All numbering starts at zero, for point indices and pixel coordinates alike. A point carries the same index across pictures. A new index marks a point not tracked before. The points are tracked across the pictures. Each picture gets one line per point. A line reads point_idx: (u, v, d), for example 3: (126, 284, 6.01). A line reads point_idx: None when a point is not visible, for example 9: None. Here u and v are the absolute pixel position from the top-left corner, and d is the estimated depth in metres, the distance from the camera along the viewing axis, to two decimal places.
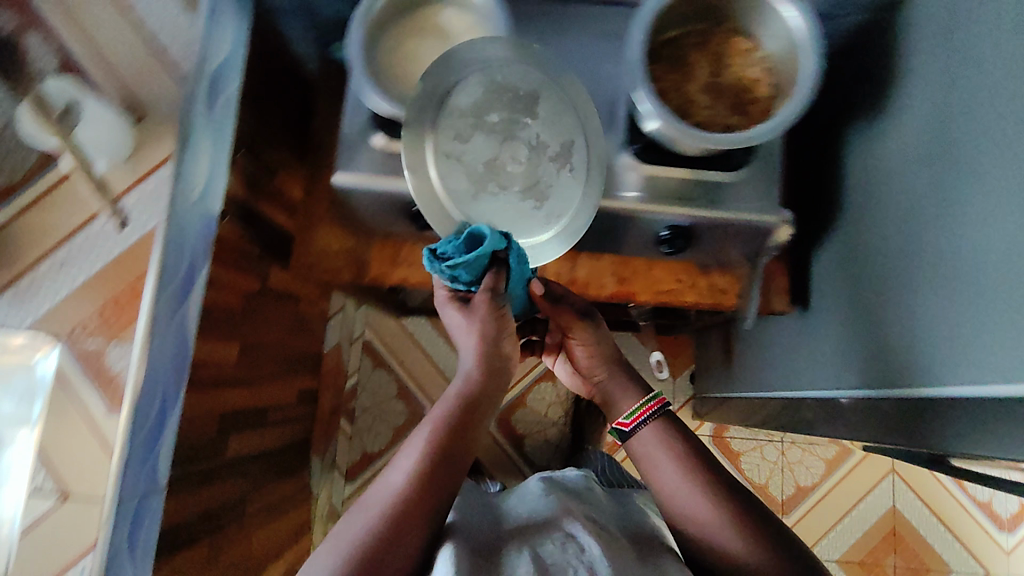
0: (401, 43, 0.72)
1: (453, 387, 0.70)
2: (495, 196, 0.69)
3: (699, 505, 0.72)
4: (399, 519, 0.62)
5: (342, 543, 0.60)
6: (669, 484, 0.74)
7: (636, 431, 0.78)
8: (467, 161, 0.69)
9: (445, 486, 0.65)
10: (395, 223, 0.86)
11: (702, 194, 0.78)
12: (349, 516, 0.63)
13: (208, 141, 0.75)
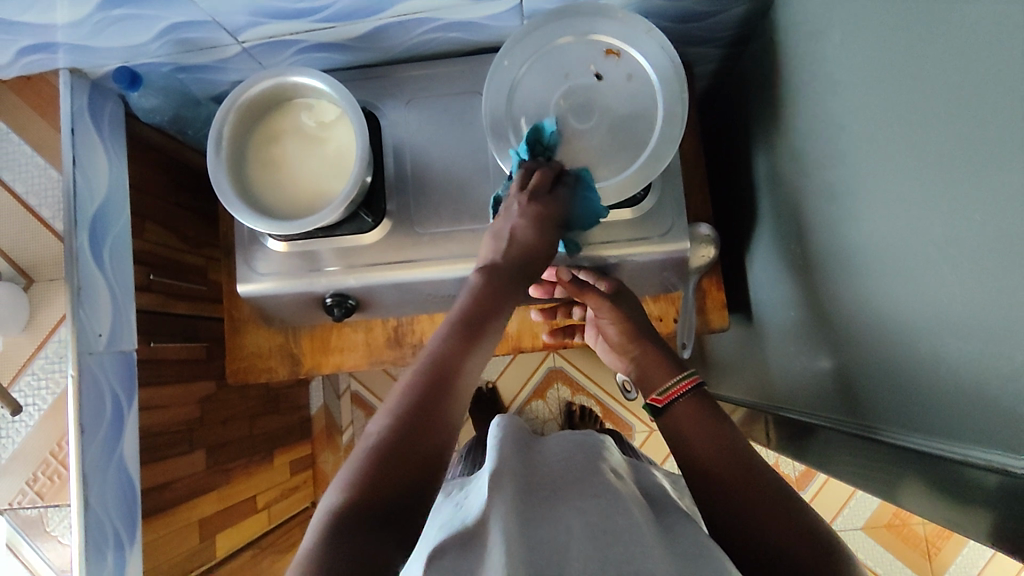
0: (269, 144, 0.74)
1: (470, 282, 0.59)
2: (384, 267, 0.77)
3: (712, 451, 0.59)
4: (429, 397, 0.50)
5: (379, 428, 0.49)
6: (682, 440, 0.62)
7: (669, 408, 0.65)
8: (325, 256, 0.78)
9: (472, 363, 0.54)
10: (316, 313, 0.85)
11: (621, 232, 0.74)
12: (386, 398, 0.52)
13: (102, 291, 0.75)
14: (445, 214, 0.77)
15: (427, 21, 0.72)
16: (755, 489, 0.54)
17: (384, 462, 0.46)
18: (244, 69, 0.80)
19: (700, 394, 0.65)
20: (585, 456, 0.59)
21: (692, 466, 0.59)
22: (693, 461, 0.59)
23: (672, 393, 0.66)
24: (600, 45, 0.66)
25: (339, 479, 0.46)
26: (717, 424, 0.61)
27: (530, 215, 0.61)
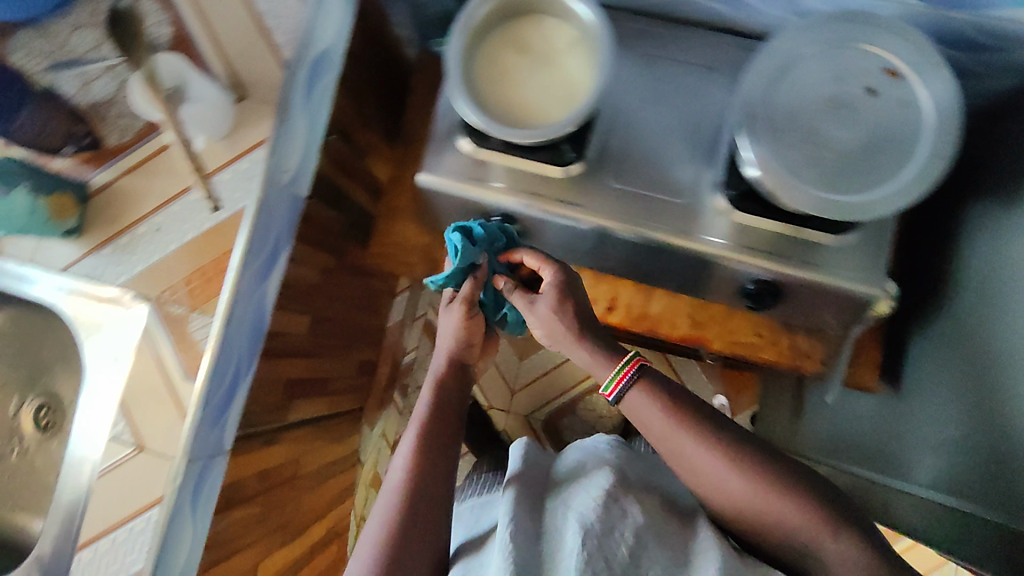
0: (504, 48, 0.73)
1: (422, 400, 0.73)
2: (562, 206, 0.76)
3: (772, 497, 0.60)
4: (410, 508, 0.63)
5: (369, 544, 0.62)
6: (714, 483, 0.63)
7: (619, 400, 0.66)
8: (509, 175, 0.78)
9: (445, 469, 0.67)
10: (470, 226, 0.85)
11: (795, 251, 0.71)
12: (372, 512, 0.65)
13: (300, 128, 0.75)
14: (646, 176, 0.76)
15: None
16: (812, 530, 0.59)
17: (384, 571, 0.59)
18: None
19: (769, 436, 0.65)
20: (558, 491, 0.71)
21: (741, 508, 0.62)
22: (749, 510, 0.61)
23: (613, 391, 0.66)
24: (885, 60, 0.62)
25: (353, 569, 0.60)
26: (750, 458, 0.62)
27: (462, 337, 0.76)
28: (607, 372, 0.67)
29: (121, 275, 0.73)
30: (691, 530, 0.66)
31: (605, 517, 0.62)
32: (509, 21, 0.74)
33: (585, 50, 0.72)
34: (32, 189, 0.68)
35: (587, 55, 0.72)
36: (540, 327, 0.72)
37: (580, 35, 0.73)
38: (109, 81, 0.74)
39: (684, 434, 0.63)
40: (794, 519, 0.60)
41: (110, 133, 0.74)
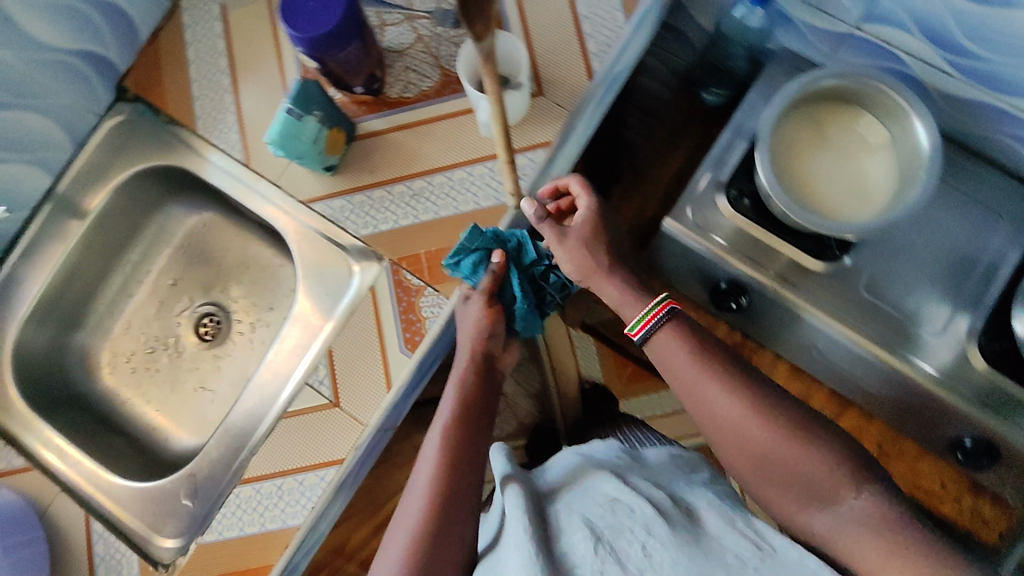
0: (811, 129, 0.71)
1: (446, 397, 0.60)
2: (802, 297, 0.74)
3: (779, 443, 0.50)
4: (443, 520, 0.51)
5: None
6: (732, 434, 0.52)
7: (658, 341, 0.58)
8: (758, 250, 0.75)
9: (469, 492, 0.53)
10: (691, 285, 0.85)
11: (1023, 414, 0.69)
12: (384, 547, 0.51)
13: None
14: (900, 298, 0.73)
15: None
16: (825, 479, 0.48)
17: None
18: (809, 44, 0.77)
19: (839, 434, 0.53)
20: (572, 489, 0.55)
21: (764, 466, 0.51)
22: (768, 462, 0.51)
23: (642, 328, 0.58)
24: None
25: None
26: (774, 401, 0.52)
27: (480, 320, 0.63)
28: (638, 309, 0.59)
29: (364, 226, 0.70)
30: (697, 523, 0.48)
31: (615, 521, 0.47)
32: (824, 101, 0.71)
33: (893, 159, 0.69)
34: (321, 121, 0.65)
35: (896, 161, 0.69)
36: (569, 264, 0.62)
37: (895, 139, 0.69)
38: (408, 34, 0.73)
39: (699, 367, 0.55)
40: (815, 473, 0.49)
41: (394, 84, 0.72)
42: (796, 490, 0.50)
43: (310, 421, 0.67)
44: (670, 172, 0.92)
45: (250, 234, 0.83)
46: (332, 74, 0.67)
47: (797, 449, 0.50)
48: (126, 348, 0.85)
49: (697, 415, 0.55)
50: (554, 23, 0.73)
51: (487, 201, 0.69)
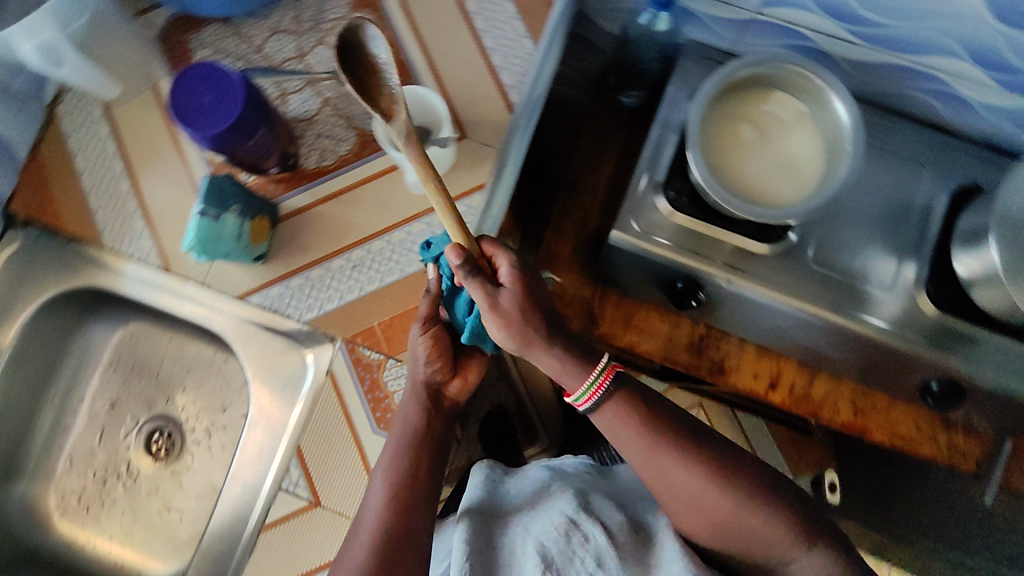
0: (736, 117, 0.71)
1: (392, 437, 0.63)
2: (755, 279, 0.75)
3: (725, 498, 0.60)
4: (393, 554, 0.55)
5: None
6: (693, 502, 0.61)
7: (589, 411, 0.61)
8: (704, 243, 0.76)
9: (419, 522, 0.59)
10: (646, 288, 0.84)
11: (970, 346, 0.73)
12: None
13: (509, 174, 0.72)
14: (847, 260, 0.76)
15: (931, 79, 0.73)
16: (778, 542, 0.60)
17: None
18: (713, 34, 0.78)
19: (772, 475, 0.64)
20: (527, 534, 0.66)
21: (720, 531, 0.61)
22: (722, 527, 0.60)
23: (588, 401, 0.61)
24: None
25: None
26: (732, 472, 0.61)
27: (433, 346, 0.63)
28: (583, 383, 0.60)
29: (308, 310, 0.67)
30: (646, 550, 0.66)
31: (567, 549, 0.62)
32: (741, 89, 0.72)
33: (816, 132, 0.71)
34: (241, 215, 0.61)
35: (820, 133, 0.71)
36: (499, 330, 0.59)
37: (813, 112, 0.71)
38: (313, 98, 0.70)
39: (642, 445, 0.61)
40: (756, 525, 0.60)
41: (309, 154, 0.69)
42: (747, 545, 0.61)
43: (287, 532, 0.68)
44: (604, 177, 0.91)
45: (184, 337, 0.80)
46: (242, 162, 0.63)
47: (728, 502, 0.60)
48: (71, 486, 0.89)
49: (654, 480, 0.62)
50: (462, 60, 0.71)
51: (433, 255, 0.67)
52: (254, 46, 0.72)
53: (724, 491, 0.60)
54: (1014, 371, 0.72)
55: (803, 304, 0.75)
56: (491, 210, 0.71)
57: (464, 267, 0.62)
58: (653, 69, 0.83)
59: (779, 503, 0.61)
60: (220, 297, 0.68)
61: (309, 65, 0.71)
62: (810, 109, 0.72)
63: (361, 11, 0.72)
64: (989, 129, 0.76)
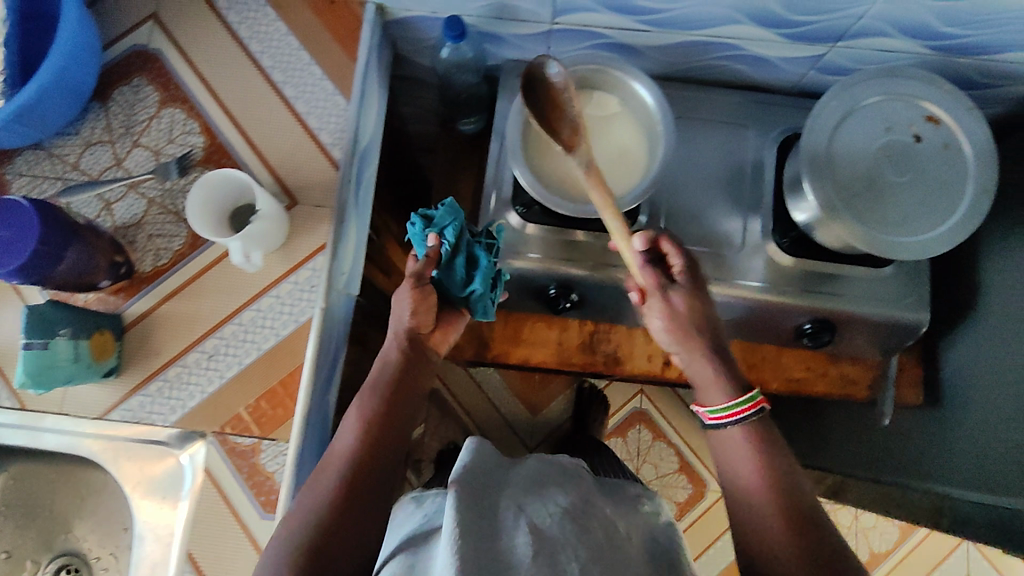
0: None
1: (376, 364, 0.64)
2: (612, 269, 0.77)
3: (761, 505, 0.53)
4: (349, 492, 0.55)
5: (293, 524, 0.54)
6: (730, 467, 0.57)
7: (724, 427, 0.57)
8: (558, 248, 0.77)
9: (384, 469, 0.58)
10: (524, 302, 0.85)
11: (823, 285, 0.76)
12: (303, 493, 0.56)
13: (353, 228, 0.73)
14: (698, 230, 0.78)
15: (729, 48, 0.74)
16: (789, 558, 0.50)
17: (306, 555, 0.51)
18: (522, 50, 0.78)
19: (763, 422, 0.57)
20: (515, 490, 0.60)
21: (742, 511, 0.54)
22: (747, 523, 0.53)
23: (726, 415, 0.57)
24: (923, 108, 0.66)
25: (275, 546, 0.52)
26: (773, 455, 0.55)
27: (417, 305, 0.64)
28: (733, 400, 0.57)
29: (172, 412, 0.66)
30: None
31: (561, 535, 0.53)
32: None
33: (628, 116, 0.73)
34: (74, 336, 0.60)
35: (632, 117, 0.72)
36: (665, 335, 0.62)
37: (620, 98, 0.73)
38: (138, 202, 0.69)
39: (760, 479, 0.54)
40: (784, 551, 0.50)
41: (145, 257, 0.68)
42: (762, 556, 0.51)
43: None
44: (467, 206, 0.92)
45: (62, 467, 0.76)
46: (64, 285, 0.61)
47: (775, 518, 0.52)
48: None
49: (728, 491, 0.57)
50: (277, 131, 0.70)
51: (288, 327, 0.67)
52: (69, 163, 0.70)
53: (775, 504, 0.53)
54: (869, 298, 0.76)
55: (661, 280, 0.77)
56: (343, 267, 0.72)
57: (457, 235, 0.66)
58: (482, 93, 0.84)
59: (795, 500, 0.53)
60: (81, 421, 0.67)
61: (128, 169, 0.70)
62: (616, 96, 0.73)
63: (170, 105, 0.71)
64: (795, 80, 0.80)
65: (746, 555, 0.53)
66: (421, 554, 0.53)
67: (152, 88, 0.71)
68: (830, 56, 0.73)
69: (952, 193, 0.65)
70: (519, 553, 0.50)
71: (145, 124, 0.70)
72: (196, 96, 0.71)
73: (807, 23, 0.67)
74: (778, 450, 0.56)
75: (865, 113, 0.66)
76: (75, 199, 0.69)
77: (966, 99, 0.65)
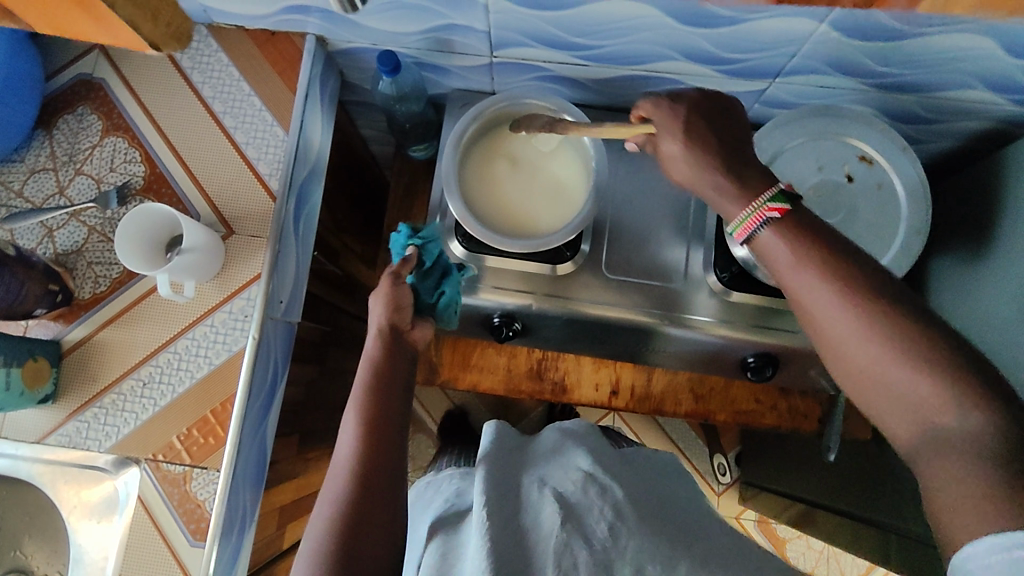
0: (490, 153, 0.73)
1: (361, 366, 0.62)
2: (553, 298, 0.78)
3: (906, 371, 0.41)
4: (365, 490, 0.53)
5: (317, 538, 0.52)
6: (854, 343, 0.44)
7: (756, 238, 0.48)
8: (498, 275, 0.78)
9: (391, 461, 0.56)
10: (472, 331, 0.85)
11: (763, 318, 0.76)
12: (318, 506, 0.54)
13: (292, 258, 0.74)
14: (640, 260, 0.79)
15: (671, 82, 0.74)
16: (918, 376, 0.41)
17: (337, 567, 0.49)
18: (469, 80, 0.79)
19: (786, 229, 0.47)
20: (533, 467, 0.60)
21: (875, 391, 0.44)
22: (864, 378, 0.44)
23: (746, 232, 0.49)
24: (858, 148, 0.68)
25: (303, 554, 0.51)
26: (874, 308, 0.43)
27: (393, 301, 0.63)
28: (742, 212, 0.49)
29: (106, 439, 0.67)
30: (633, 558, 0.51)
31: (584, 497, 0.54)
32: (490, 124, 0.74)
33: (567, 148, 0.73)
34: (5, 364, 0.61)
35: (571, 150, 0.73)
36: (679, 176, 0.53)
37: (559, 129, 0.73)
38: (79, 230, 0.70)
39: (829, 294, 0.45)
40: (922, 395, 0.41)
41: (84, 283, 0.69)
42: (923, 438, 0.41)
43: None
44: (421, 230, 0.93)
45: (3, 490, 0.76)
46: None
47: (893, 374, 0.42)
48: None
49: (831, 339, 0.45)
50: (217, 161, 0.71)
51: (221, 356, 0.68)
52: (13, 191, 0.70)
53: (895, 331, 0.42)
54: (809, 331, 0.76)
55: (601, 309, 0.78)
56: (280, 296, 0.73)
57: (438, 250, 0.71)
58: (432, 119, 0.85)
59: (918, 349, 0.42)
60: (19, 446, 0.67)
61: (70, 198, 0.70)
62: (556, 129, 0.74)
63: (113, 133, 0.71)
64: (741, 112, 0.80)
65: (842, 371, 0.45)
66: (460, 533, 0.55)
67: (95, 117, 0.72)
68: (771, 91, 0.73)
69: (885, 232, 0.67)
70: (545, 527, 0.50)
71: (88, 153, 0.71)
72: (139, 125, 0.71)
73: (741, 61, 0.67)
74: (843, 263, 0.45)
75: (800, 151, 0.68)
76: (18, 227, 0.69)
77: (896, 142, 0.67)
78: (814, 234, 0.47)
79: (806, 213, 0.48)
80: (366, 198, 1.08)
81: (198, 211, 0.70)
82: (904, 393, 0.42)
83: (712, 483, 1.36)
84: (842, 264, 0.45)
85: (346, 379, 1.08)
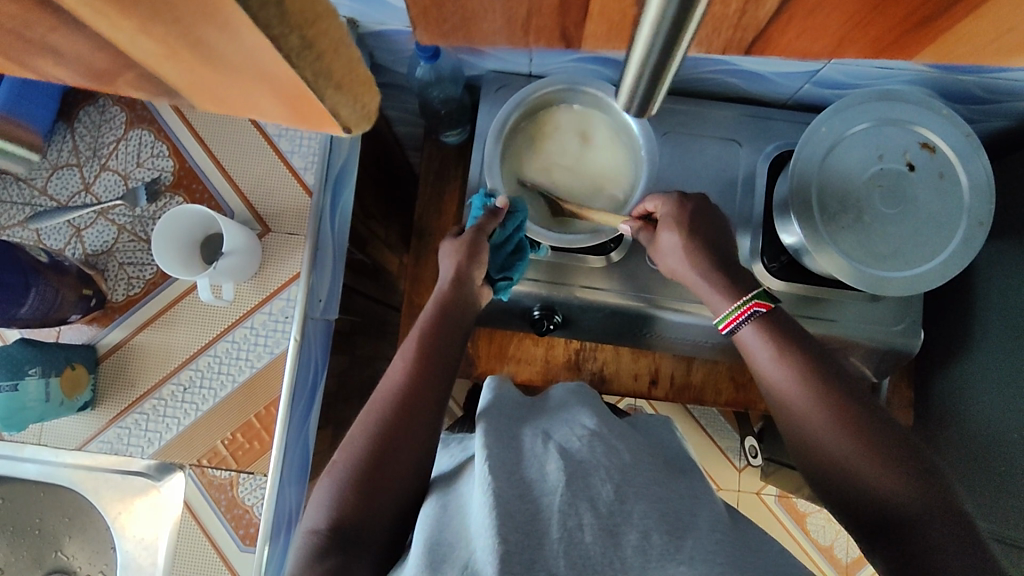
0: (530, 144, 0.70)
1: (426, 304, 0.62)
2: (589, 287, 0.75)
3: (874, 462, 0.44)
4: (395, 433, 0.51)
5: (348, 451, 0.51)
6: (823, 434, 0.46)
7: (738, 330, 0.54)
8: (537, 265, 0.75)
9: (433, 411, 0.55)
10: (511, 323, 0.83)
11: (810, 307, 0.73)
12: (355, 423, 0.53)
13: (329, 254, 0.71)
14: None
15: (720, 63, 0.70)
16: (890, 463, 0.44)
17: (362, 478, 0.49)
18: (506, 61, 0.73)
19: (772, 313, 0.53)
20: (537, 420, 0.54)
21: (847, 482, 0.45)
22: (839, 460, 0.45)
23: (730, 325, 0.55)
24: (919, 136, 0.65)
25: (322, 494, 0.50)
26: (829, 379, 0.48)
27: (468, 248, 0.63)
28: (727, 308, 0.55)
29: (148, 445, 0.65)
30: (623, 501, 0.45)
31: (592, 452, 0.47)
32: (533, 111, 0.70)
33: (617, 137, 0.69)
34: (44, 374, 0.59)
35: (621, 139, 0.69)
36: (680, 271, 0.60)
37: (605, 112, 0.69)
38: (107, 229, 0.67)
39: (800, 384, 0.48)
40: (892, 490, 0.43)
41: (116, 286, 0.66)
42: (899, 544, 0.42)
43: None
44: (451, 218, 0.89)
45: (43, 493, 0.75)
46: (30, 323, 0.60)
47: (859, 461, 0.44)
48: None
49: (795, 421, 0.48)
50: (250, 155, 0.68)
51: (261, 359, 0.66)
52: (37, 189, 0.67)
53: (865, 423, 0.46)
54: (853, 317, 0.73)
55: (642, 299, 0.75)
56: (320, 295, 0.70)
57: (514, 229, 0.66)
58: (465, 102, 0.81)
59: (882, 449, 0.44)
60: (60, 452, 0.66)
61: (97, 195, 0.67)
62: (602, 117, 0.70)
63: (138, 126, 0.68)
64: (792, 92, 0.76)
65: (814, 465, 0.47)
66: (456, 486, 0.49)
67: (118, 108, 0.68)
68: (825, 72, 0.70)
69: (944, 224, 0.64)
70: (549, 482, 0.42)
71: (113, 147, 0.68)
72: (163, 116, 0.68)
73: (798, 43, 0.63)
74: (820, 366, 0.49)
75: (855, 138, 0.65)
76: (44, 227, 0.66)
77: (952, 131, 0.65)
78: (788, 333, 0.51)
79: (785, 316, 0.54)
80: (389, 181, 1.04)
81: (232, 207, 0.68)
82: (874, 485, 0.44)
83: (735, 460, 1.32)
84: (812, 363, 0.49)
85: (375, 367, 1.05)
